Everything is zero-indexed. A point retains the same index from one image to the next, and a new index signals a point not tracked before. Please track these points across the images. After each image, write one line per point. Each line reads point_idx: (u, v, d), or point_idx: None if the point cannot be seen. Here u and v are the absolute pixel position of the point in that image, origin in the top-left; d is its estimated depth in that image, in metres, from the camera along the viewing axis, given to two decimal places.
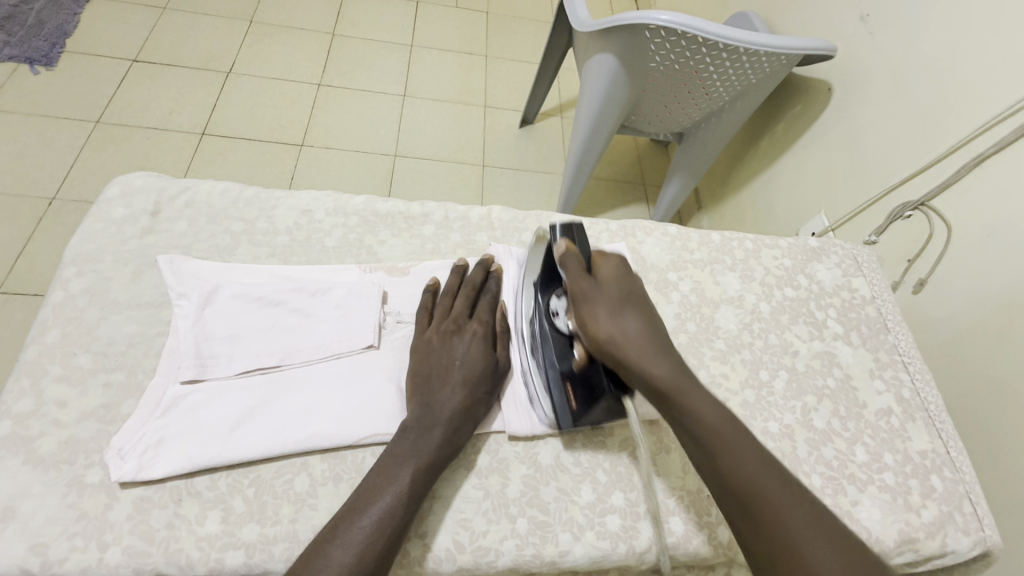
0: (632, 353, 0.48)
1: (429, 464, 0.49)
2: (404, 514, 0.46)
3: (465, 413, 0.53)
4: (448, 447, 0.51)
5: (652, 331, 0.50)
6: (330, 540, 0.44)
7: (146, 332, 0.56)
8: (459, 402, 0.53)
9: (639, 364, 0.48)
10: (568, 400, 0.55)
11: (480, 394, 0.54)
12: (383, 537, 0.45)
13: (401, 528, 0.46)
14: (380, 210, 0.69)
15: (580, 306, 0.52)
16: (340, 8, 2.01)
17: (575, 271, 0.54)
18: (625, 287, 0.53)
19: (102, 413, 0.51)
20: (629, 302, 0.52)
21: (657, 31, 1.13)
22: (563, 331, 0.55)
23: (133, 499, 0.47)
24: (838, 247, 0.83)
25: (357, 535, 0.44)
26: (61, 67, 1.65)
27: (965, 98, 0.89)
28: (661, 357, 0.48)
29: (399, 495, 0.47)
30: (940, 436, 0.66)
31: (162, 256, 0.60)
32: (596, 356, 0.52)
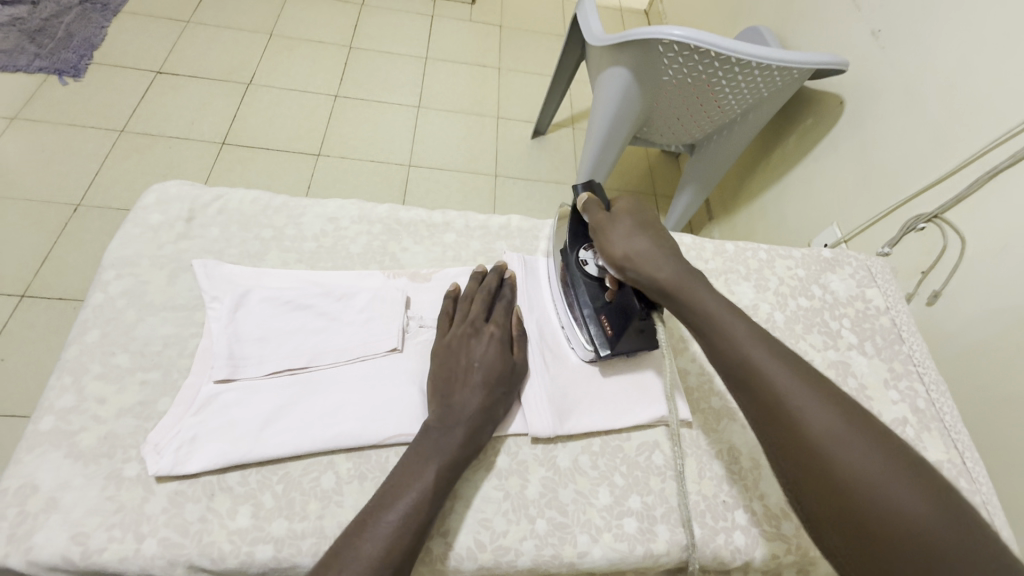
0: (641, 261, 0.57)
1: (450, 462, 0.51)
2: (428, 510, 0.48)
3: (484, 413, 0.54)
4: (468, 447, 0.52)
5: (662, 246, 0.59)
6: (358, 534, 0.46)
7: (180, 333, 0.58)
8: (478, 402, 0.54)
9: (647, 269, 0.57)
10: (603, 329, 0.60)
11: (498, 394, 0.56)
12: (408, 533, 0.46)
13: (426, 524, 0.47)
14: (403, 218, 0.72)
15: (597, 234, 0.61)
16: (357, 22, 2.06)
17: (595, 212, 0.63)
18: (639, 217, 0.61)
19: (139, 410, 0.53)
20: (645, 227, 0.61)
21: (670, 45, 1.15)
22: (592, 275, 0.63)
23: (168, 493, 0.49)
24: (851, 258, 0.84)
25: (384, 531, 0.46)
26: (88, 78, 1.70)
27: (977, 110, 0.90)
28: (668, 263, 0.57)
29: (424, 493, 0.48)
30: (956, 446, 0.67)
31: (197, 260, 0.62)
32: (620, 276, 0.60)
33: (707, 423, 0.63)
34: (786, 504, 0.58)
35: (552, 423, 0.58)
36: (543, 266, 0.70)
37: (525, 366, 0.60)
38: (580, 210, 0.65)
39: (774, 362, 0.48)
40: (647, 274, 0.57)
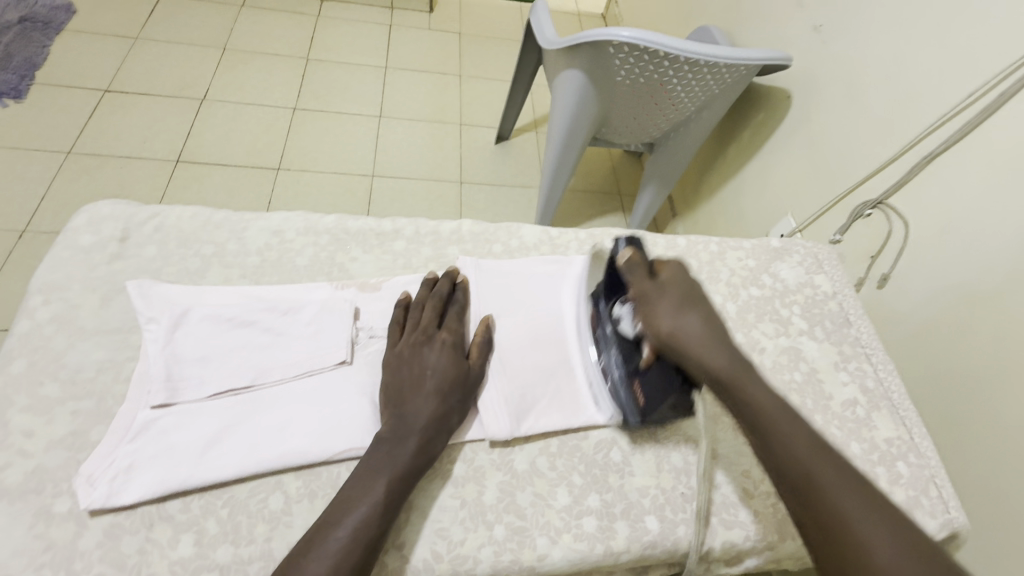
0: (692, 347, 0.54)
1: (403, 473, 0.49)
2: (380, 524, 0.47)
3: (438, 420, 0.53)
4: (421, 456, 0.51)
5: (710, 326, 0.56)
6: (306, 554, 0.44)
7: (114, 358, 0.55)
8: (432, 410, 0.53)
9: (696, 355, 0.54)
10: (635, 397, 0.58)
11: (452, 401, 0.55)
12: (359, 551, 0.45)
13: (378, 538, 0.46)
14: (351, 228, 0.70)
15: (642, 305, 0.58)
16: (314, 33, 2.04)
17: (639, 276, 0.60)
18: (685, 290, 0.59)
19: (71, 441, 0.50)
20: (689, 302, 0.58)
21: (620, 46, 1.17)
22: (628, 335, 0.60)
23: (103, 526, 0.47)
24: (799, 246, 0.86)
25: (335, 549, 0.44)
26: (30, 99, 1.64)
27: (912, 100, 0.94)
28: (722, 351, 0.54)
29: (376, 507, 0.47)
30: (904, 423, 0.69)
31: (130, 281, 0.59)
32: (661, 351, 0.56)
33: None
34: (743, 491, 0.59)
35: (510, 425, 0.57)
36: (497, 270, 0.70)
37: (480, 370, 0.59)
38: (622, 271, 0.61)
39: (815, 452, 0.46)
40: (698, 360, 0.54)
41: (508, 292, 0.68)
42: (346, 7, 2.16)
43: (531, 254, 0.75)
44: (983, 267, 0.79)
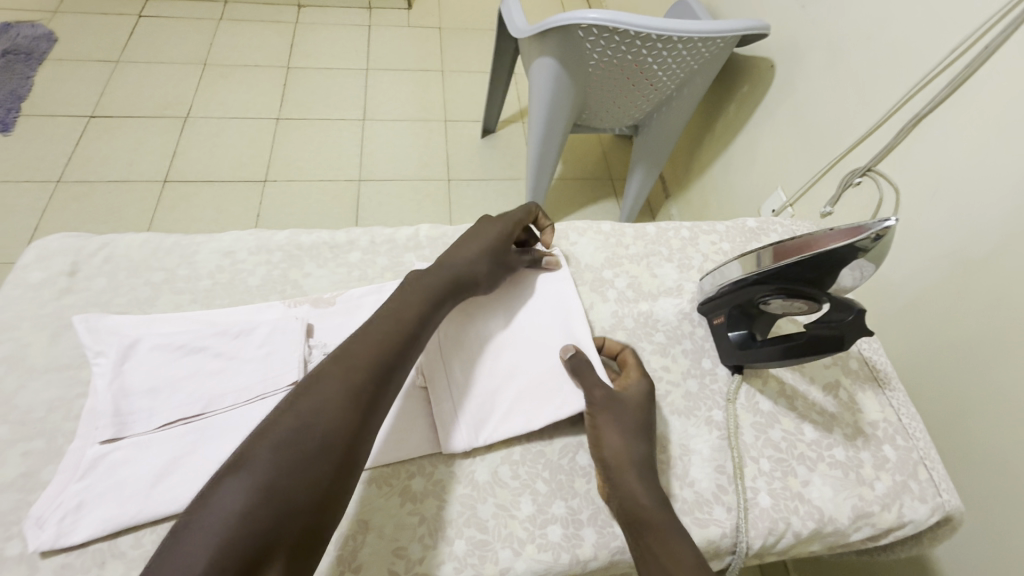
0: (612, 458, 0.54)
1: (371, 391, 0.48)
2: (326, 434, 0.44)
3: (454, 283, 0.60)
4: (388, 376, 0.50)
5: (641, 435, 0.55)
6: (240, 466, 0.42)
7: (65, 395, 0.55)
8: (460, 267, 0.61)
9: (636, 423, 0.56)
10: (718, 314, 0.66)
11: (479, 269, 0.62)
12: (300, 488, 0.42)
13: (323, 445, 0.44)
14: (304, 243, 0.69)
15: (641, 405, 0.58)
16: (294, 41, 2.02)
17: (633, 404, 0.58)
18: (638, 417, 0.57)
19: (22, 482, 0.50)
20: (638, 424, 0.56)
21: (589, 29, 1.13)
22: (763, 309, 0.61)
23: (54, 566, 0.46)
24: (776, 224, 0.82)
25: (254, 482, 0.41)
26: (17, 131, 1.66)
27: (894, 61, 0.89)
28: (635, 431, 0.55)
29: (321, 442, 0.44)
30: (891, 405, 0.65)
31: (78, 315, 0.58)
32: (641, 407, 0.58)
33: None
34: (717, 487, 0.57)
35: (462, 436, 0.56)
36: None
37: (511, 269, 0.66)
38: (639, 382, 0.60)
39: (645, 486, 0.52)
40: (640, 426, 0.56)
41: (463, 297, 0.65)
42: (323, 11, 2.14)
43: None
44: (972, 229, 0.75)
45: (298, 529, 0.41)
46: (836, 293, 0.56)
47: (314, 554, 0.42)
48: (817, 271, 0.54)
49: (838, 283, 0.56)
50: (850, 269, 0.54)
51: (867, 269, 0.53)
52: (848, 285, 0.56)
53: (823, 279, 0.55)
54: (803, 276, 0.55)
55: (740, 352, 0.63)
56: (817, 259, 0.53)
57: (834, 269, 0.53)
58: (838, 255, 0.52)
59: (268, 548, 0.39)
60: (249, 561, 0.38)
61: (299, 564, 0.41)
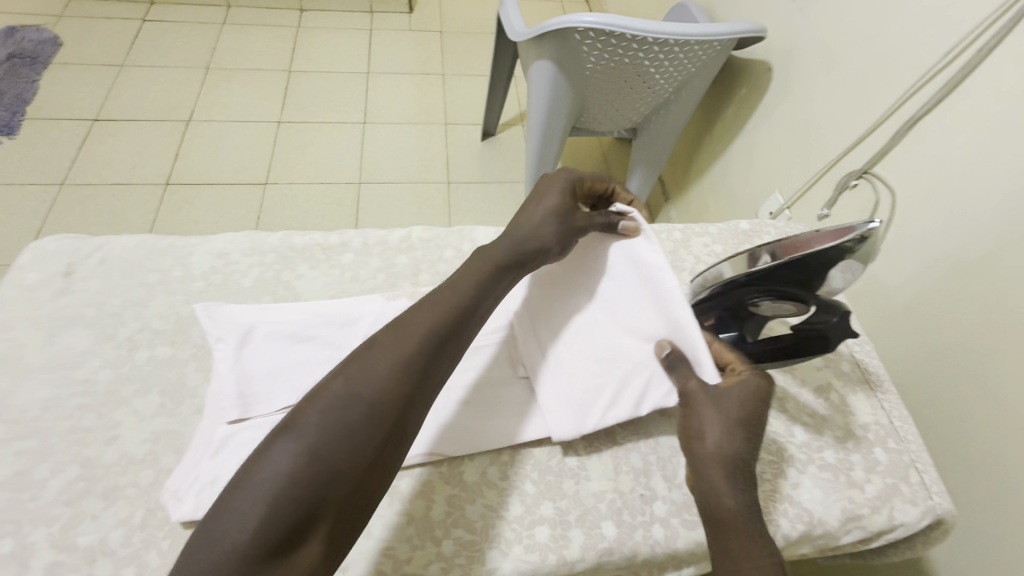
0: (703, 455, 0.52)
1: (422, 362, 0.46)
2: (375, 408, 0.43)
3: (518, 251, 0.56)
4: (444, 346, 0.47)
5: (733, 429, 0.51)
6: (289, 430, 0.41)
7: (59, 394, 0.55)
8: (523, 237, 0.56)
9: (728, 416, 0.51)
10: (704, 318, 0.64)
11: (546, 234, 0.57)
12: (344, 459, 0.41)
13: (373, 416, 0.43)
14: (298, 244, 0.70)
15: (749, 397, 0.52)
16: (296, 45, 2.04)
17: (732, 397, 0.52)
18: (739, 410, 0.51)
19: (15, 481, 0.50)
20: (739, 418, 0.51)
21: (586, 32, 1.14)
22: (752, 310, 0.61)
23: (45, 565, 0.47)
24: (770, 226, 0.82)
25: (299, 448, 0.41)
26: (23, 134, 1.67)
27: (889, 63, 0.90)
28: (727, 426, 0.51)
29: (366, 415, 0.42)
30: (883, 407, 0.65)
31: (199, 303, 0.60)
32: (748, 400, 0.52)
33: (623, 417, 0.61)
34: None
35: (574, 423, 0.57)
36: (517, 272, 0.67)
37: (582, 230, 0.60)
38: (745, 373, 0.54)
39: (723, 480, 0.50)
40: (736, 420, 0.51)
41: (548, 287, 0.64)
42: (325, 15, 2.16)
43: None
44: (967, 231, 0.75)
45: (341, 496, 0.41)
46: (825, 295, 0.57)
47: (354, 519, 0.42)
48: (805, 272, 0.54)
49: (827, 286, 0.56)
50: (838, 271, 0.54)
51: (854, 270, 0.53)
52: (837, 287, 0.57)
53: (813, 280, 0.55)
54: (790, 277, 0.55)
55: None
56: (806, 260, 0.53)
57: (823, 270, 0.54)
58: (826, 256, 0.52)
59: (311, 512, 0.40)
60: (291, 528, 0.39)
61: (340, 531, 0.41)
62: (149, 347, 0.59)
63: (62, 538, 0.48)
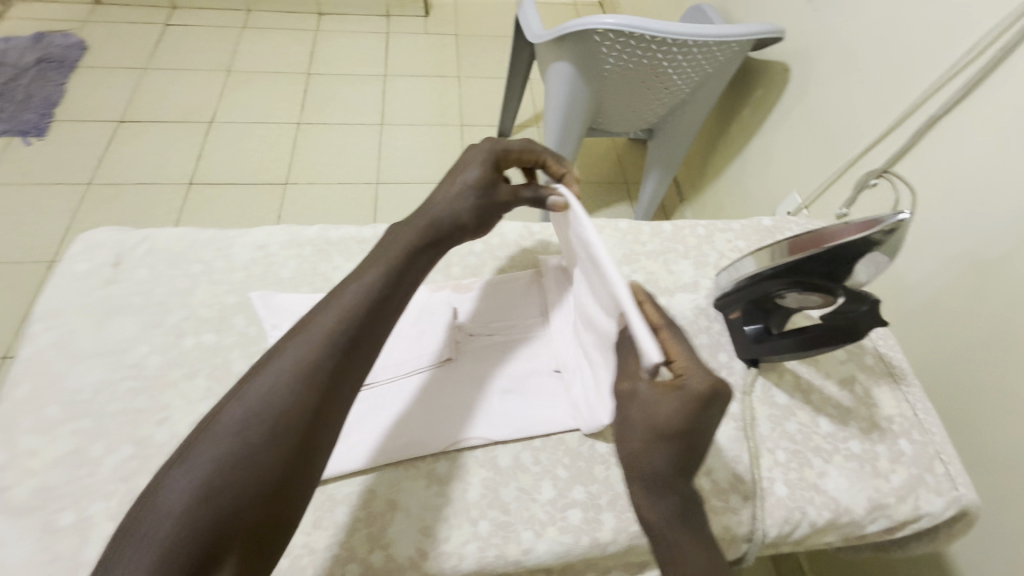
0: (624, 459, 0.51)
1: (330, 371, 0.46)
2: (268, 423, 0.43)
3: (434, 232, 0.59)
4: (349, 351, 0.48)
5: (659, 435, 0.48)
6: (178, 464, 0.41)
7: (111, 377, 0.58)
8: (441, 214, 0.60)
9: (656, 421, 0.48)
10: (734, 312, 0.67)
11: (457, 211, 0.60)
12: (244, 482, 0.40)
13: (269, 433, 0.42)
14: (333, 237, 0.72)
15: (681, 402, 0.47)
16: (315, 49, 2.08)
17: (661, 401, 0.48)
18: (667, 417, 0.47)
19: (72, 458, 0.53)
20: (664, 425, 0.47)
21: (606, 34, 1.15)
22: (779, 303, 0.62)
23: (103, 537, 0.49)
24: (792, 223, 0.84)
25: (191, 481, 0.40)
26: (51, 136, 1.72)
27: (908, 63, 0.91)
28: (653, 435, 0.48)
29: (263, 433, 0.42)
30: (907, 400, 0.66)
31: (255, 292, 0.65)
32: (678, 407, 0.47)
33: None
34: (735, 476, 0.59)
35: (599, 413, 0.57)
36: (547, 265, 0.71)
37: (506, 201, 0.64)
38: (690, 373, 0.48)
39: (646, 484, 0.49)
40: (664, 427, 0.47)
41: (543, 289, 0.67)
42: (342, 19, 2.20)
43: (514, 251, 0.75)
44: (987, 227, 0.75)
45: (247, 518, 0.40)
46: (852, 287, 0.58)
47: (270, 545, 0.41)
48: (832, 262, 0.55)
49: (852, 279, 0.57)
50: (864, 263, 0.55)
51: (880, 261, 0.55)
52: (862, 281, 0.58)
53: (840, 271, 0.56)
54: (817, 270, 0.56)
55: (757, 346, 0.65)
56: (831, 253, 0.54)
57: (850, 261, 0.55)
58: (853, 247, 0.53)
59: (213, 545, 0.39)
60: (197, 563, 0.38)
61: (256, 557, 0.40)
62: (196, 334, 0.62)
63: (120, 512, 0.50)
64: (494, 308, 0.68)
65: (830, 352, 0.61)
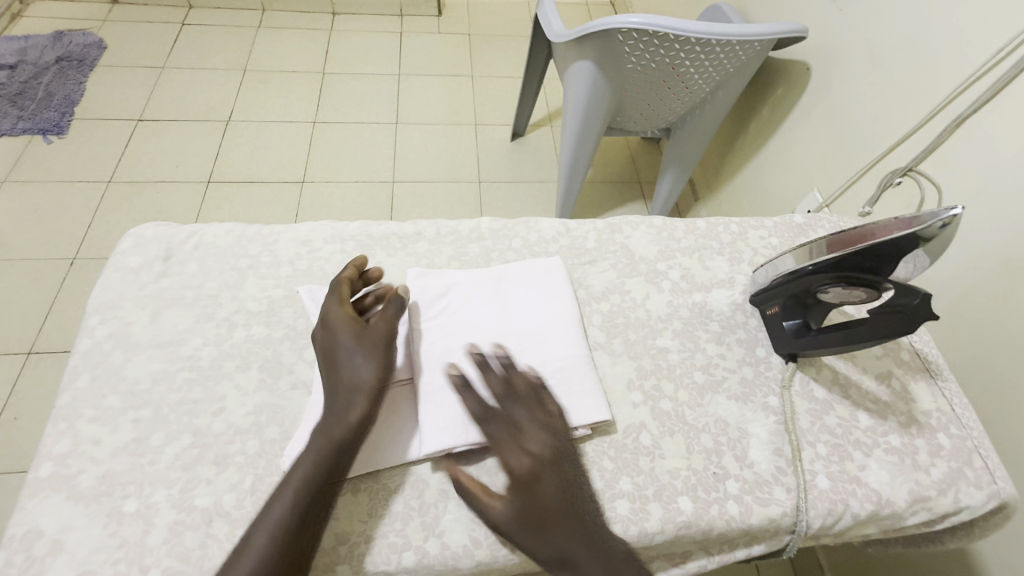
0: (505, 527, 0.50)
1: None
2: None
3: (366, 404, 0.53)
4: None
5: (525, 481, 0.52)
6: None
7: (167, 369, 0.59)
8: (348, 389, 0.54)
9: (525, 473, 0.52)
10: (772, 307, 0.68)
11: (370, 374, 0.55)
12: None
13: None
14: (374, 233, 0.73)
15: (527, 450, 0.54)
16: (329, 48, 2.09)
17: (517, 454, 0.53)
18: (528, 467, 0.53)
19: (133, 447, 0.54)
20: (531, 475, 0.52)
21: (629, 33, 1.16)
22: (819, 297, 0.63)
23: (168, 523, 0.50)
24: (823, 221, 0.84)
25: None
26: (71, 134, 1.74)
27: (935, 63, 0.91)
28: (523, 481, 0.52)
29: None
30: (944, 395, 0.67)
31: (302, 286, 0.66)
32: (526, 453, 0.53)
33: (692, 398, 0.64)
34: (777, 468, 0.59)
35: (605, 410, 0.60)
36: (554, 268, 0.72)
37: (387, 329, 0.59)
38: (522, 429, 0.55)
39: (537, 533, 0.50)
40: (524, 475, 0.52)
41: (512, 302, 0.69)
42: (356, 18, 2.21)
43: (550, 247, 0.76)
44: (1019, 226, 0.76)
45: None
46: (895, 282, 0.59)
47: None
48: (876, 258, 0.56)
49: (895, 275, 0.58)
50: (907, 260, 0.56)
51: (922, 258, 0.55)
52: (902, 276, 0.59)
53: (883, 267, 0.57)
54: (862, 264, 0.57)
55: (797, 341, 0.66)
56: (876, 248, 0.55)
57: (894, 257, 0.55)
58: (899, 243, 0.54)
59: None
60: None
61: None
62: (246, 327, 0.63)
63: (182, 500, 0.51)
64: (529, 299, 0.68)
65: (872, 346, 0.62)
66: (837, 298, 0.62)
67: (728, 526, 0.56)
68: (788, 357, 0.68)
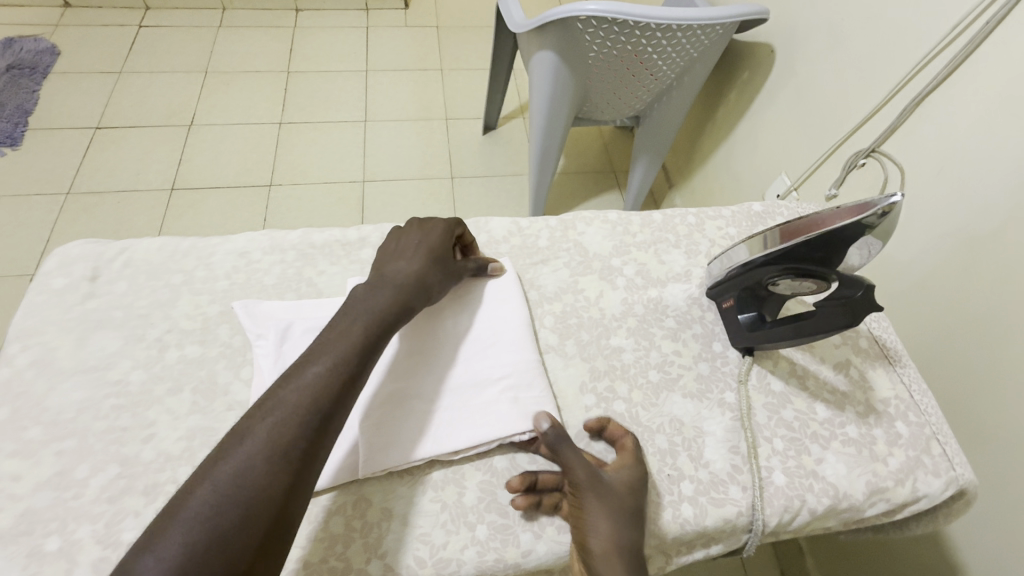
0: (601, 551, 0.48)
1: (254, 547, 0.40)
2: (278, 458, 0.43)
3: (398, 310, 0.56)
4: (286, 508, 0.43)
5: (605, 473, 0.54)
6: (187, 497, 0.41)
7: (94, 396, 0.56)
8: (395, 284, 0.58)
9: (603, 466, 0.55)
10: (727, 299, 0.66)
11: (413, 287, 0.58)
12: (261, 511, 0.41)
13: (281, 469, 0.43)
14: (316, 241, 0.71)
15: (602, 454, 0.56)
16: (293, 45, 2.04)
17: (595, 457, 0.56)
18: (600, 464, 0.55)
19: (56, 481, 0.51)
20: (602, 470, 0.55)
21: (588, 20, 1.13)
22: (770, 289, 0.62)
23: (91, 561, 0.47)
24: (782, 208, 0.83)
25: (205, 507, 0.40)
26: (25, 145, 1.68)
27: (894, 41, 0.89)
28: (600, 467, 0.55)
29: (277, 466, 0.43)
30: (902, 382, 0.66)
31: (237, 301, 0.63)
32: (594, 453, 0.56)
33: (647, 398, 0.62)
34: (733, 466, 0.58)
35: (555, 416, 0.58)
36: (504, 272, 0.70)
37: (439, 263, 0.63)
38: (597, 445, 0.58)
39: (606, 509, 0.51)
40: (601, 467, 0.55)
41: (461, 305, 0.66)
42: (321, 14, 2.15)
43: (501, 248, 0.74)
44: (977, 205, 0.75)
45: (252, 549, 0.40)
46: (844, 271, 0.57)
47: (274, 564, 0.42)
48: (825, 247, 0.54)
49: (846, 263, 0.56)
50: (857, 246, 0.54)
51: (874, 245, 0.53)
52: (854, 264, 0.57)
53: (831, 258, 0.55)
54: (810, 255, 0.55)
55: (751, 334, 0.64)
56: (824, 239, 0.53)
57: (843, 245, 0.54)
58: (845, 233, 0.52)
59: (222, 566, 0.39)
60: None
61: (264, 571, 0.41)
62: (179, 347, 0.61)
63: (107, 534, 0.49)
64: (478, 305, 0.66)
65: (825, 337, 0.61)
66: (788, 290, 0.60)
67: (681, 529, 0.54)
68: (743, 351, 0.66)
